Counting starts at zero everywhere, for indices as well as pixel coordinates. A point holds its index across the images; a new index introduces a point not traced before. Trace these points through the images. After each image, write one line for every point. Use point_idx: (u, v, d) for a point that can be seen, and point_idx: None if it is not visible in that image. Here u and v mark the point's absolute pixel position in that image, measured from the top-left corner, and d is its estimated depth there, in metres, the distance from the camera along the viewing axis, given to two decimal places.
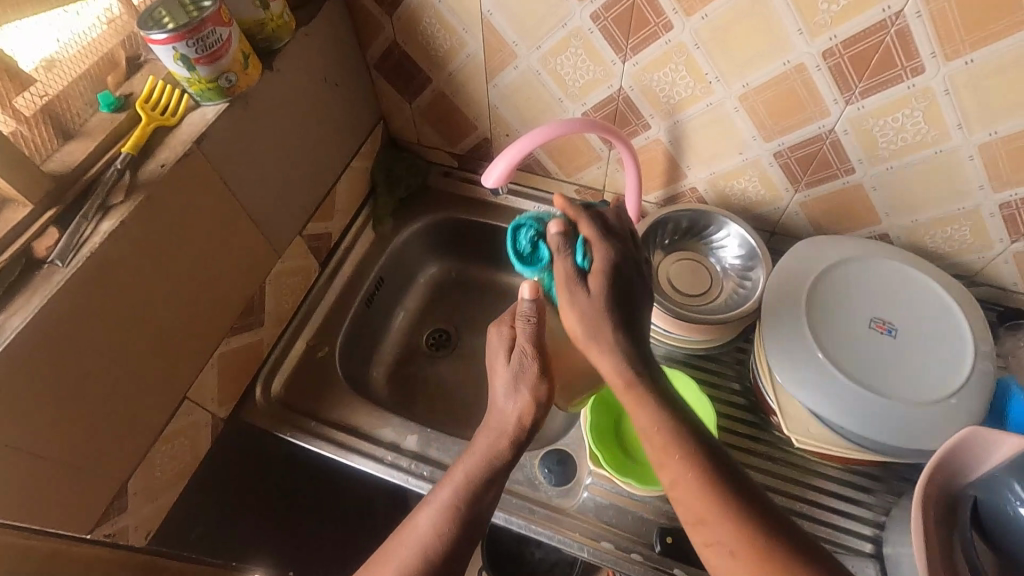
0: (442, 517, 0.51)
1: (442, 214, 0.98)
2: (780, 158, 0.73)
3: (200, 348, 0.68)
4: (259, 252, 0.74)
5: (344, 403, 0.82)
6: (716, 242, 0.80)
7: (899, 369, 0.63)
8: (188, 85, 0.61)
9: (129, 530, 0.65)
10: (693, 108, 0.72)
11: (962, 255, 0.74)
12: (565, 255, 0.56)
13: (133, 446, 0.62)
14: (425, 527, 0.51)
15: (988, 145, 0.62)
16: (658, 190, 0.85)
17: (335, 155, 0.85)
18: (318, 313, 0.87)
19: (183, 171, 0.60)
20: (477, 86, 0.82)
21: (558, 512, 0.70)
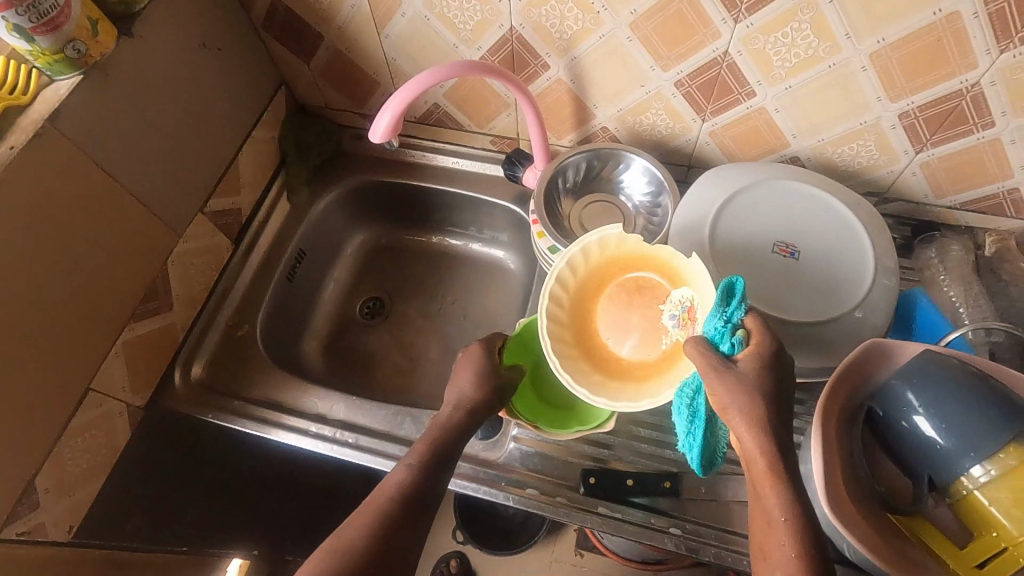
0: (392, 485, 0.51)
1: (359, 179, 0.95)
2: (681, 88, 0.71)
3: (99, 338, 0.66)
4: (154, 233, 0.71)
5: (269, 379, 0.80)
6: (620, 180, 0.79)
7: (804, 289, 0.63)
8: (34, 59, 0.57)
9: (47, 526, 0.64)
10: (587, 42, 0.69)
11: (872, 171, 0.74)
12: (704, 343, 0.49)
13: (34, 442, 0.61)
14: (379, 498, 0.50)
15: (878, 53, 0.60)
16: (571, 133, 0.83)
17: (232, 126, 0.81)
18: (234, 292, 0.85)
19: (39, 151, 0.56)
20: (370, 38, 0.78)
21: (485, 465, 0.70)
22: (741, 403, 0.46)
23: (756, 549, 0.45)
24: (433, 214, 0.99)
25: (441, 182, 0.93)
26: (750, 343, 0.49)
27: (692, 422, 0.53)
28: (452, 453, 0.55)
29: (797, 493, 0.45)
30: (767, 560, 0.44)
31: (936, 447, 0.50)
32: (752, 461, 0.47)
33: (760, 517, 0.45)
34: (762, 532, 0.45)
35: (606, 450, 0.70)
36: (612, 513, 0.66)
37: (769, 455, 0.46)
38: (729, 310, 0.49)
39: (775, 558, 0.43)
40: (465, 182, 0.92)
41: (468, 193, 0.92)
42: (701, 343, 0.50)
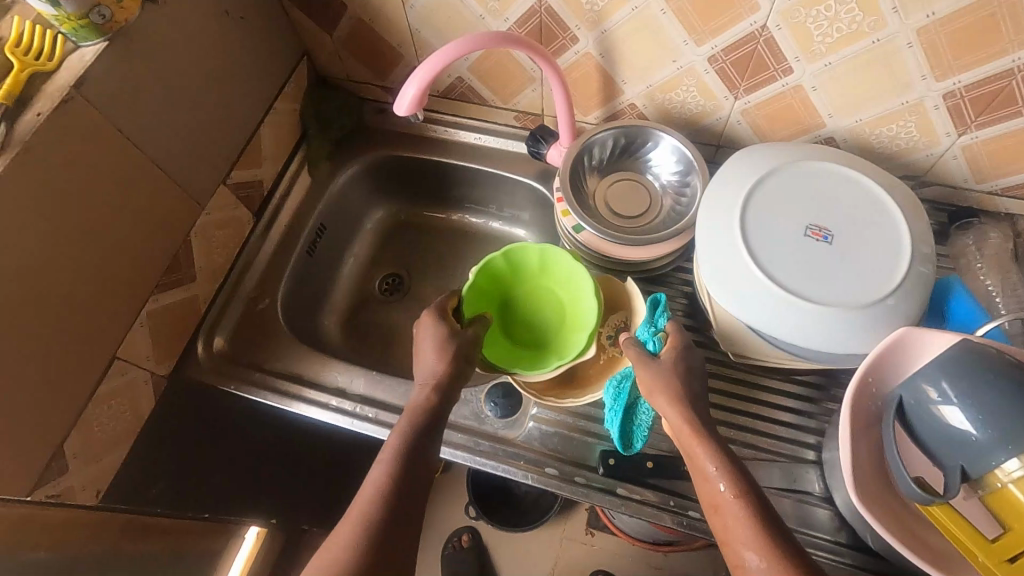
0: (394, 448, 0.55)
1: (380, 153, 0.94)
2: (715, 64, 0.68)
3: (125, 308, 0.67)
4: (177, 204, 0.71)
5: (290, 352, 0.81)
6: (647, 158, 0.78)
7: (837, 274, 0.61)
8: (59, 24, 0.56)
9: (75, 490, 0.65)
10: (618, 15, 0.67)
11: (910, 154, 0.71)
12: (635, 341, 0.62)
13: (62, 408, 0.62)
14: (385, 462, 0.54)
15: (926, 28, 0.58)
16: (597, 110, 0.81)
17: (254, 98, 0.80)
18: (256, 265, 0.85)
19: (64, 119, 0.56)
20: (394, 8, 0.76)
21: (504, 443, 0.70)
22: (662, 377, 0.57)
23: (706, 506, 0.51)
24: (454, 191, 0.98)
25: (464, 158, 0.92)
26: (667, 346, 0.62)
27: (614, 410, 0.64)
28: (441, 416, 0.59)
29: (720, 446, 0.52)
30: (718, 512, 0.50)
31: (968, 439, 0.48)
32: (678, 429, 0.55)
33: (697, 475, 0.52)
34: (705, 487, 0.51)
35: None
36: (630, 493, 0.66)
37: (690, 420, 0.54)
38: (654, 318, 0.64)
39: (725, 506, 0.49)
40: (487, 158, 0.91)
41: (490, 170, 0.91)
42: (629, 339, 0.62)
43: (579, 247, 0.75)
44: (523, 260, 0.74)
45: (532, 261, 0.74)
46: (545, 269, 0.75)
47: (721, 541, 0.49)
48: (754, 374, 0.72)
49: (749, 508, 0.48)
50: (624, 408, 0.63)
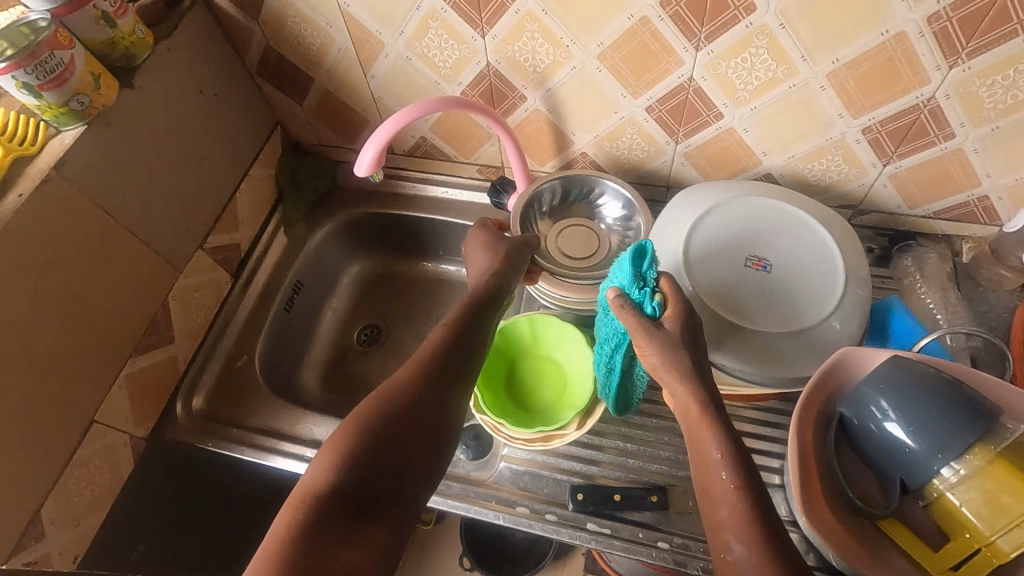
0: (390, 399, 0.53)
1: (353, 211, 0.99)
2: (653, 113, 0.74)
3: (102, 372, 0.69)
4: (154, 270, 0.74)
5: (267, 407, 0.83)
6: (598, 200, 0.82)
7: (776, 301, 0.64)
8: (41, 113, 0.61)
9: (52, 556, 0.66)
10: (559, 74, 0.73)
11: (844, 186, 0.76)
12: (632, 309, 0.57)
13: (39, 474, 0.64)
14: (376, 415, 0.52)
15: (834, 73, 0.63)
16: (553, 160, 0.86)
17: (230, 166, 0.85)
18: (234, 323, 0.88)
19: (45, 198, 0.60)
20: (357, 79, 0.82)
21: (476, 485, 0.71)
22: (669, 360, 0.54)
23: (702, 491, 0.51)
24: (425, 243, 1.02)
25: (433, 210, 0.96)
26: (667, 305, 0.58)
27: (611, 372, 0.65)
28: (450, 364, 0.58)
29: (733, 440, 0.51)
30: (712, 497, 0.50)
31: (907, 450, 0.51)
32: (687, 410, 0.54)
33: (699, 460, 0.52)
34: (705, 473, 0.51)
35: (594, 467, 0.71)
36: (601, 528, 0.67)
37: (701, 401, 0.53)
38: (644, 272, 0.59)
39: (721, 500, 0.49)
40: (455, 210, 0.96)
41: (457, 221, 0.95)
42: (623, 301, 0.58)
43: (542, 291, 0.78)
44: (549, 333, 0.76)
45: (558, 339, 0.76)
46: (566, 350, 0.75)
47: (710, 528, 0.49)
48: None
49: (746, 506, 0.48)
50: (619, 368, 0.64)
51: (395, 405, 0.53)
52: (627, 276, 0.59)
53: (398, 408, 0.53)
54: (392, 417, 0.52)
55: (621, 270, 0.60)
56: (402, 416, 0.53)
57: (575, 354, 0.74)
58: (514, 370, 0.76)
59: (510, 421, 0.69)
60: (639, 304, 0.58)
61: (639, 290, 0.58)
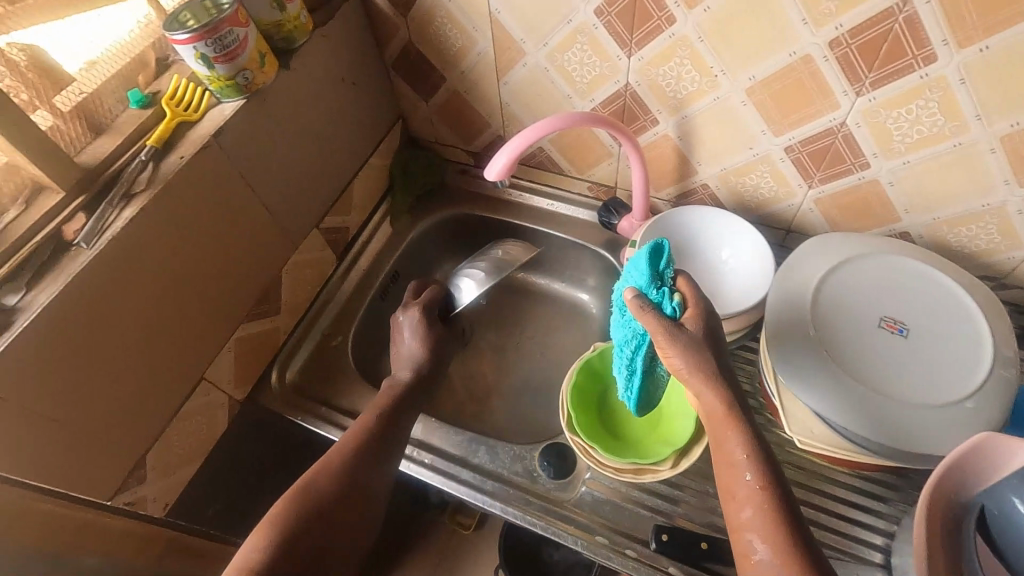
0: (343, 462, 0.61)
1: (457, 210, 1.00)
2: (791, 154, 0.71)
3: (217, 332, 0.73)
4: (276, 243, 0.78)
5: (354, 390, 0.84)
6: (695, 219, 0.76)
7: (909, 368, 0.60)
8: (209, 83, 0.65)
9: (148, 500, 0.69)
10: (700, 103, 0.71)
11: (991, 257, 0.70)
12: (653, 311, 0.54)
13: (151, 421, 0.67)
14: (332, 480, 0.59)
15: (1010, 136, 0.59)
16: (670, 187, 0.84)
17: (354, 152, 0.88)
18: (333, 304, 0.90)
19: (202, 163, 0.64)
20: (489, 84, 0.83)
21: (555, 505, 0.70)
22: (694, 363, 0.52)
23: (724, 491, 0.51)
24: None
25: (535, 221, 0.96)
26: (687, 306, 0.55)
27: (630, 378, 0.60)
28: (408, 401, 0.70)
29: (756, 438, 0.51)
30: (735, 501, 0.50)
31: None
32: (711, 413, 0.53)
33: (722, 459, 0.52)
34: (727, 473, 0.51)
35: (680, 509, 0.68)
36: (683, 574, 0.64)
37: (726, 402, 0.52)
38: (662, 271, 0.56)
39: (744, 499, 0.49)
40: (558, 223, 0.95)
41: (559, 235, 0.95)
42: (643, 301, 0.54)
43: None
44: None
45: None
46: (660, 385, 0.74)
47: (730, 528, 0.50)
48: (818, 463, 0.70)
49: (771, 505, 0.48)
50: (640, 374, 0.59)
51: (347, 461, 0.61)
52: (642, 274, 0.56)
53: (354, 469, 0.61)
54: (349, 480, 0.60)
55: (635, 268, 0.57)
56: (354, 472, 0.60)
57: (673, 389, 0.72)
58: (606, 396, 0.75)
59: (603, 448, 0.68)
60: (656, 303, 0.55)
61: (655, 288, 0.55)
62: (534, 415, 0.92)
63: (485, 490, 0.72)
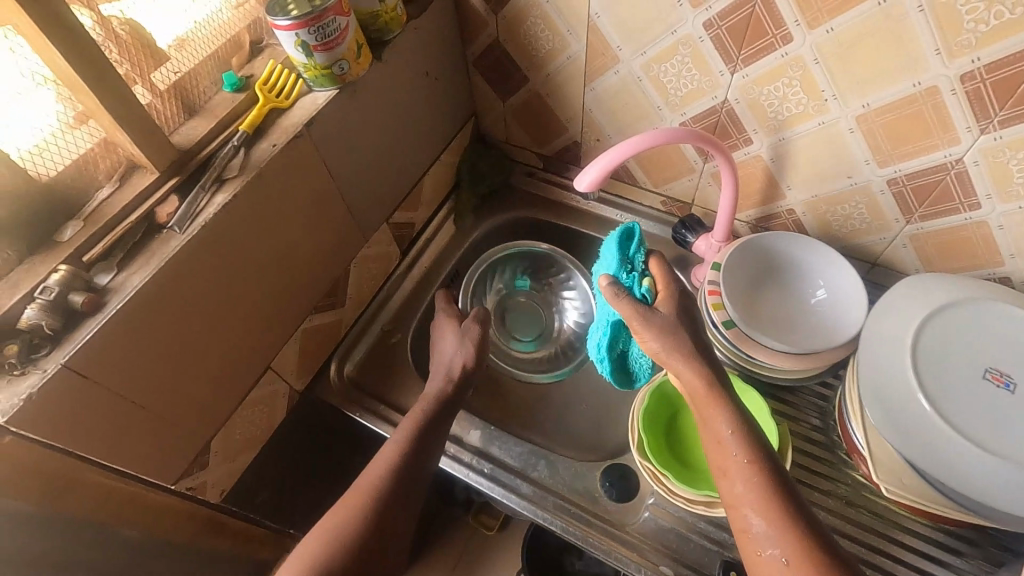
0: (372, 480, 0.60)
1: (521, 212, 0.97)
2: (893, 186, 0.68)
3: (287, 322, 0.72)
4: (348, 236, 0.76)
5: (411, 390, 0.83)
6: (795, 252, 0.74)
7: (1019, 427, 0.56)
8: (304, 71, 0.63)
9: (207, 486, 0.69)
10: (803, 126, 0.68)
11: None
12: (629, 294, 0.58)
13: (219, 407, 0.66)
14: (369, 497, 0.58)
15: None
16: (752, 209, 0.81)
17: (428, 148, 0.87)
18: (394, 299, 0.89)
19: (293, 152, 0.62)
20: (575, 89, 0.81)
21: (618, 529, 0.68)
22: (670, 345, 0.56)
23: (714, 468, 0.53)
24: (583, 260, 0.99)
25: (603, 232, 0.94)
26: (658, 293, 0.60)
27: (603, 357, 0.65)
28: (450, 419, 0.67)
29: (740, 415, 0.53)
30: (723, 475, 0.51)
31: None
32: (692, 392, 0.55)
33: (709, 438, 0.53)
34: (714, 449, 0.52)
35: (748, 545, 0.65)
36: None
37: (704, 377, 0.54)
38: (631, 256, 0.63)
39: (735, 474, 0.50)
40: None
41: None
42: (618, 288, 0.58)
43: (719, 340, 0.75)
44: None
45: None
46: None
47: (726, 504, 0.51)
48: (889, 508, 0.67)
49: (787, 507, 0.48)
50: (613, 352, 0.65)
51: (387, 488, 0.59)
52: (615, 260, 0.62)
53: (383, 486, 0.59)
54: (381, 497, 0.58)
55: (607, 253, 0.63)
56: (391, 499, 0.58)
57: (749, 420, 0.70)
58: (677, 420, 0.73)
59: (675, 477, 0.66)
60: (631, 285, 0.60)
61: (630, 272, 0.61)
62: (585, 430, 0.86)
63: (545, 506, 0.70)
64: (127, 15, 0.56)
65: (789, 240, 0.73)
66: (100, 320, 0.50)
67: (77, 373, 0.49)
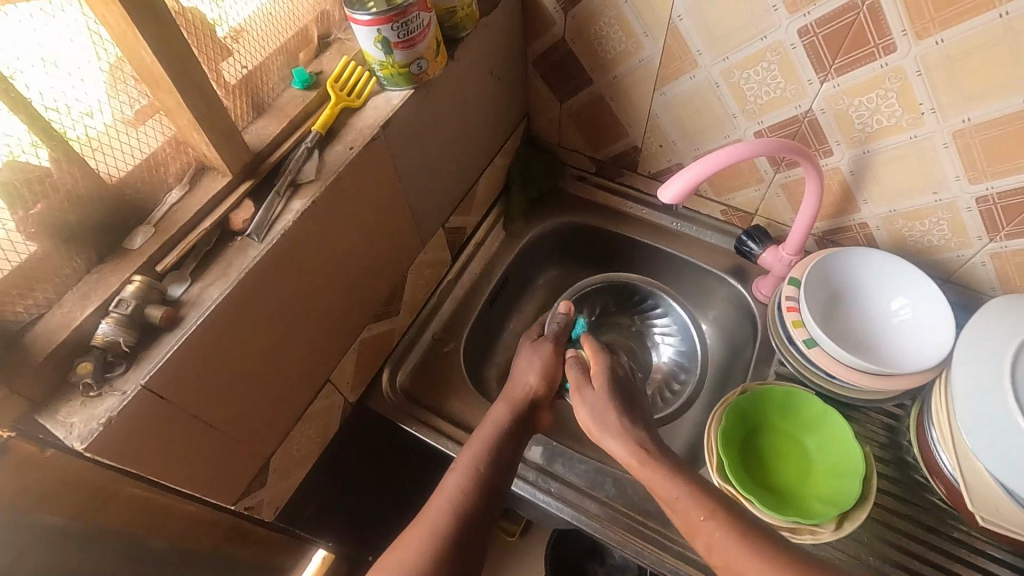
0: (448, 511, 0.55)
1: (572, 217, 0.94)
2: (983, 204, 0.65)
3: (347, 332, 0.68)
4: (408, 241, 0.73)
5: (464, 402, 0.79)
6: (902, 273, 0.71)
7: None
8: (380, 69, 0.60)
9: (264, 505, 0.65)
10: (891, 139, 0.66)
11: None
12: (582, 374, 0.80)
13: (280, 424, 0.62)
14: (442, 519, 0.55)
15: None
16: (821, 221, 0.79)
17: (484, 150, 0.83)
18: (445, 306, 0.86)
19: (368, 155, 0.59)
20: (643, 93, 0.78)
21: (693, 554, 0.66)
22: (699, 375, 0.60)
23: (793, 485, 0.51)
24: (635, 268, 0.96)
25: (658, 240, 0.91)
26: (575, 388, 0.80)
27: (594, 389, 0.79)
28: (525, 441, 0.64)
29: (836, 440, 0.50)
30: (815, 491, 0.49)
31: None
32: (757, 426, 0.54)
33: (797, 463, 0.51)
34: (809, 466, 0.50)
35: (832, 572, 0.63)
36: None
37: None
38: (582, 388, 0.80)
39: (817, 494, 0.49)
40: (683, 244, 0.90)
41: (683, 255, 0.89)
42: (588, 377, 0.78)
43: (795, 358, 0.72)
44: (797, 407, 0.70)
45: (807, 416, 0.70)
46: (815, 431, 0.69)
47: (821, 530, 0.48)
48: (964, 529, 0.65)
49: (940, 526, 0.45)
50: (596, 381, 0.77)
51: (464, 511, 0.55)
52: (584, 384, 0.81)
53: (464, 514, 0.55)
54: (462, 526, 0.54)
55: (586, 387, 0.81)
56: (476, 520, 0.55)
57: (832, 443, 0.67)
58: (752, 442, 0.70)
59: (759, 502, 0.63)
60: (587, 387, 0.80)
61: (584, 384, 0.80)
62: None
63: (616, 529, 0.68)
64: (191, 4, 0.50)
65: (902, 278, 0.71)
66: (178, 335, 0.47)
67: (156, 395, 0.46)
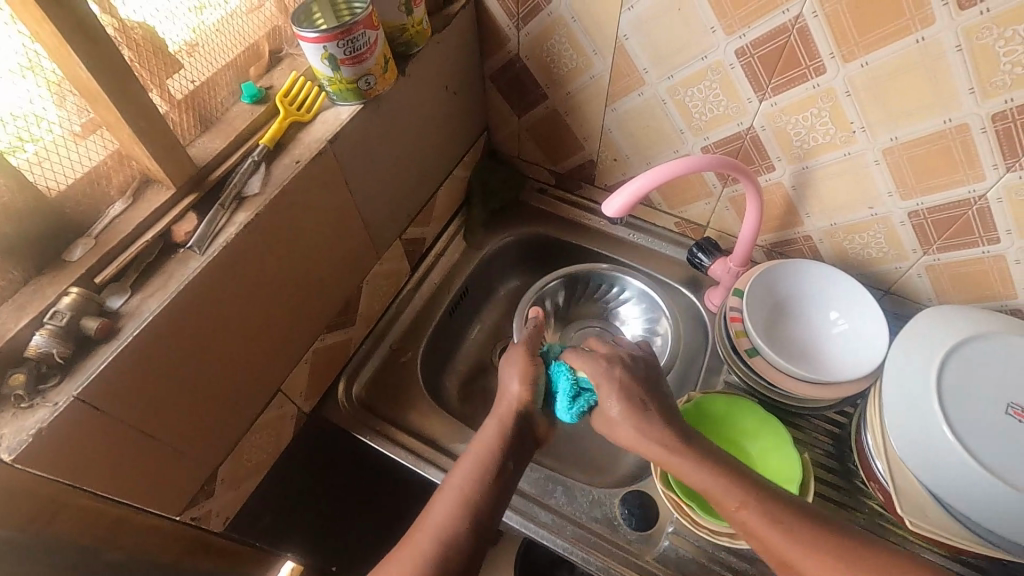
0: None
1: (532, 228, 0.96)
2: (914, 219, 0.68)
3: (299, 341, 0.69)
4: (362, 252, 0.74)
5: (420, 411, 0.80)
6: (848, 293, 0.74)
7: None
8: (328, 84, 0.61)
9: (213, 515, 0.65)
10: (827, 156, 0.68)
11: None
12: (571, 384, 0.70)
13: (226, 434, 0.63)
14: None
15: None
16: (768, 234, 0.82)
17: (442, 162, 0.85)
18: (404, 316, 0.87)
19: (315, 168, 0.60)
20: (595, 109, 0.80)
21: (638, 560, 0.67)
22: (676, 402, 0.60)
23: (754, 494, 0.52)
24: None
25: (615, 251, 0.93)
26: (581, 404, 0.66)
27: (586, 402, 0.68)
28: None
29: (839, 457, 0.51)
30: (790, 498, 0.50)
31: None
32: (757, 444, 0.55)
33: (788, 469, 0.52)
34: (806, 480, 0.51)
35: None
36: None
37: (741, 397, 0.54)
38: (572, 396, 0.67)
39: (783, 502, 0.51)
40: (639, 255, 0.92)
41: (639, 266, 0.91)
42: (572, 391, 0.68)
43: (740, 367, 0.74)
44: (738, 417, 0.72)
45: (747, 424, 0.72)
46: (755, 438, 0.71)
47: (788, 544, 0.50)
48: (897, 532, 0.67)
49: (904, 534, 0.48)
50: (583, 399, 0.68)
51: (405, 520, 0.55)
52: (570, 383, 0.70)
53: None
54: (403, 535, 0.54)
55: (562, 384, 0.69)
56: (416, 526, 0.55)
57: (772, 449, 0.69)
58: None
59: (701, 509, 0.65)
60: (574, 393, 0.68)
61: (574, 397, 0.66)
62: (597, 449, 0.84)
63: (565, 536, 0.69)
64: (135, 19, 0.51)
65: (857, 299, 0.73)
66: (114, 347, 0.47)
67: (90, 406, 0.46)
